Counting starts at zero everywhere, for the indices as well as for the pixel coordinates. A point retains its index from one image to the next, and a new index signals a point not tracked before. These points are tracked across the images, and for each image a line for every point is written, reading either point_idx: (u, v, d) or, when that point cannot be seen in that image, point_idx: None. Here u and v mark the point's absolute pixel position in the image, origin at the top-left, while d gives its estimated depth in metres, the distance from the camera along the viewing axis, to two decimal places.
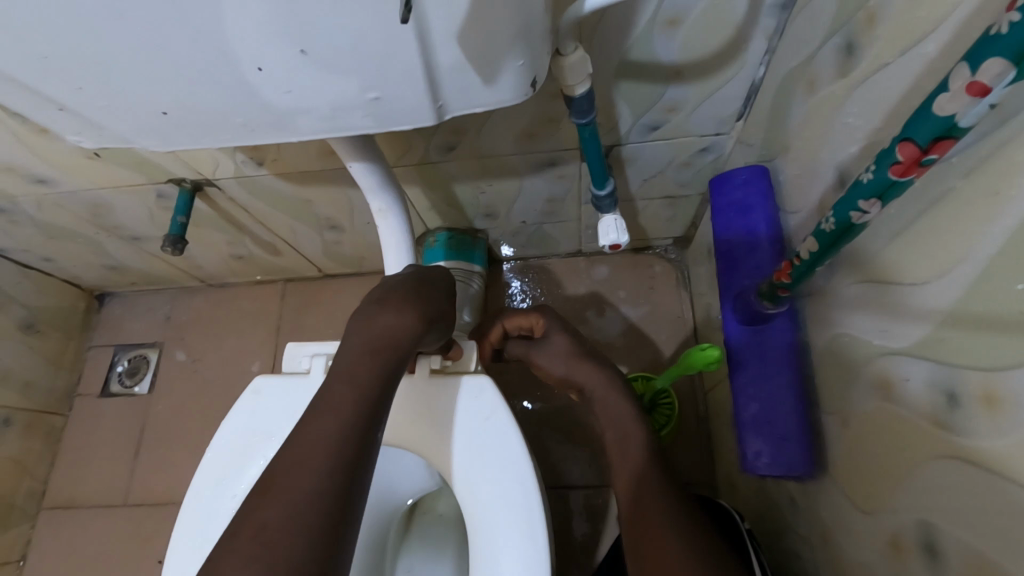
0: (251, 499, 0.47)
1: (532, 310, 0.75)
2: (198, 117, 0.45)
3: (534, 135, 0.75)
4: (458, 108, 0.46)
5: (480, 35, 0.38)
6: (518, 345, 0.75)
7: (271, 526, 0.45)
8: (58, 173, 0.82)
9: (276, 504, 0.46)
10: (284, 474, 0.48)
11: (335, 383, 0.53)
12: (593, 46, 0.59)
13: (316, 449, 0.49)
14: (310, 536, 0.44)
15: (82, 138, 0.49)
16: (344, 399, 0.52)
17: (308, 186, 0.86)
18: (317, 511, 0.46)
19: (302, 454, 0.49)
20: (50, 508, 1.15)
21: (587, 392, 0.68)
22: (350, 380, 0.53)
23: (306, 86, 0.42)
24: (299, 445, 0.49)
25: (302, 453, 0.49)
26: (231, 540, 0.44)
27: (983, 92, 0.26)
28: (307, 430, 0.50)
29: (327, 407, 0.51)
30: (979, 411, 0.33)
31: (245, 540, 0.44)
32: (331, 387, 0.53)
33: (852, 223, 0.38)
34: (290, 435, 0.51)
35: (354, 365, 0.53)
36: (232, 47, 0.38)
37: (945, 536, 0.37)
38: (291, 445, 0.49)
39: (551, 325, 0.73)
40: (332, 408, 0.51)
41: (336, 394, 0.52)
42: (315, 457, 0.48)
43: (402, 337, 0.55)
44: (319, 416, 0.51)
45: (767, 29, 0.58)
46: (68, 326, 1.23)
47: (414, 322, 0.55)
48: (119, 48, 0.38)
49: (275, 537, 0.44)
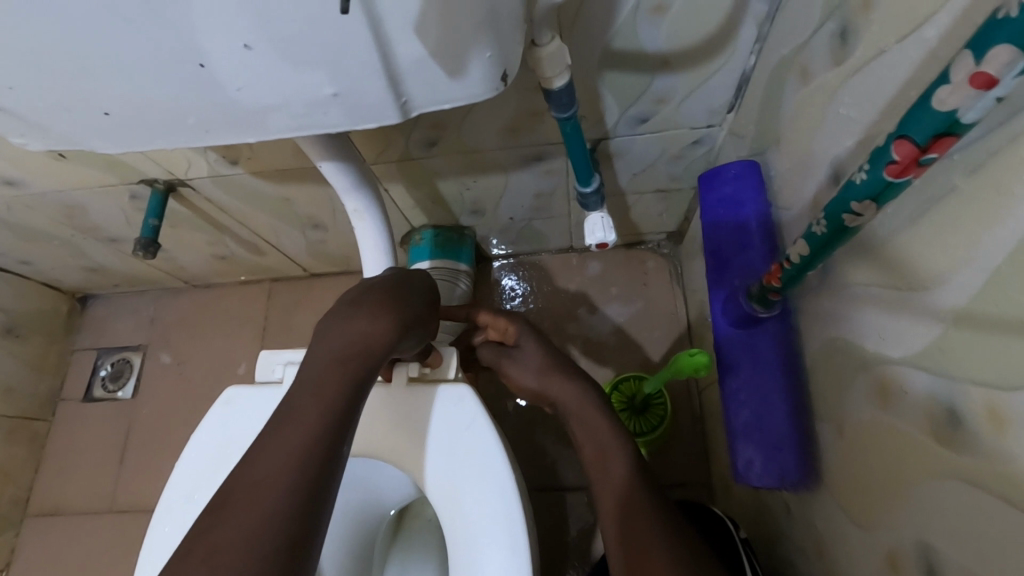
0: (206, 516, 0.45)
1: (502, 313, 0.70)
2: (145, 118, 0.43)
3: (517, 130, 0.72)
4: (424, 105, 0.43)
5: (439, 25, 0.35)
6: (487, 352, 0.71)
7: (223, 547, 0.42)
8: (26, 175, 0.80)
9: (231, 524, 0.44)
10: (241, 493, 0.45)
11: (301, 394, 0.50)
12: (574, 35, 0.56)
13: (277, 464, 0.46)
14: (265, 560, 0.42)
15: (26, 141, 0.46)
16: (310, 410, 0.49)
17: (286, 184, 0.83)
18: (273, 532, 0.44)
19: (262, 470, 0.46)
20: (34, 515, 1.13)
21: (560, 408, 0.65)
22: (318, 390, 0.50)
23: (258, 83, 0.39)
24: (261, 460, 0.47)
25: (262, 469, 0.46)
26: (181, 561, 0.42)
27: (989, 84, 0.23)
28: (268, 444, 0.48)
29: (291, 420, 0.49)
30: (983, 429, 0.31)
31: (196, 562, 0.42)
32: (296, 398, 0.50)
33: (846, 226, 0.35)
34: (251, 449, 0.48)
35: (322, 375, 0.51)
36: (170, 43, 0.35)
37: (945, 560, 0.34)
38: (251, 461, 0.47)
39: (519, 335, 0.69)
40: (297, 419, 0.49)
41: (301, 406, 0.50)
42: (276, 474, 0.46)
43: (375, 345, 0.52)
44: (282, 429, 0.49)
45: (758, 15, 0.55)
46: (49, 330, 1.20)
47: (387, 330, 0.53)
48: (47, 45, 0.35)
49: (228, 560, 0.42)
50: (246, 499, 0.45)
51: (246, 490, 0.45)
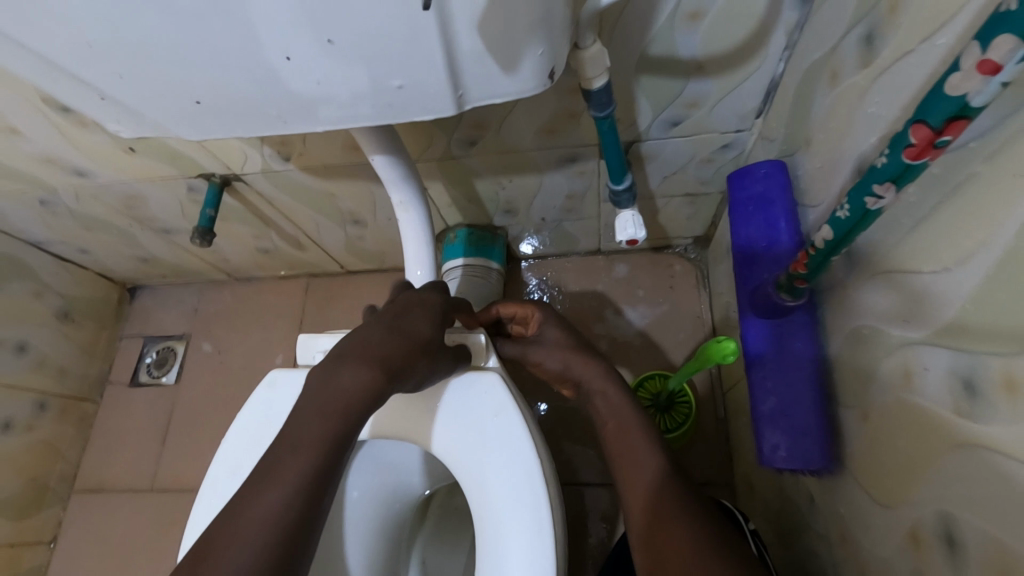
0: (187, 563, 0.47)
1: (529, 300, 0.74)
2: (230, 107, 0.48)
3: (553, 131, 0.76)
4: (477, 98, 0.48)
5: (499, 25, 0.40)
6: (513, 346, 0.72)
7: None
8: (97, 166, 0.86)
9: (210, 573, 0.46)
10: (221, 543, 0.47)
11: (286, 445, 0.52)
12: (613, 40, 0.60)
13: (256, 517, 0.48)
14: None
15: (121, 126, 0.52)
16: (292, 462, 0.51)
17: (332, 180, 0.88)
18: None
19: (238, 524, 0.48)
20: (81, 491, 1.19)
21: (585, 387, 0.67)
22: (299, 443, 0.52)
23: (332, 75, 0.44)
24: (244, 507, 0.49)
25: (241, 523, 0.48)
26: None
27: (995, 70, 0.26)
28: (252, 494, 0.50)
29: (276, 471, 0.51)
30: (999, 397, 0.33)
31: None
32: (283, 448, 0.52)
33: (867, 210, 0.38)
34: (240, 493, 0.51)
35: (305, 426, 0.53)
36: (264, 38, 0.40)
37: (962, 526, 0.36)
38: (237, 506, 0.49)
39: (546, 321, 0.72)
40: (278, 473, 0.51)
41: (284, 458, 0.51)
42: (253, 526, 0.48)
43: (357, 398, 0.54)
44: (264, 479, 0.51)
45: (789, 22, 0.58)
46: (101, 317, 1.27)
47: (369, 386, 0.54)
48: (158, 40, 0.40)
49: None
50: (225, 547, 0.47)
51: (227, 539, 0.48)
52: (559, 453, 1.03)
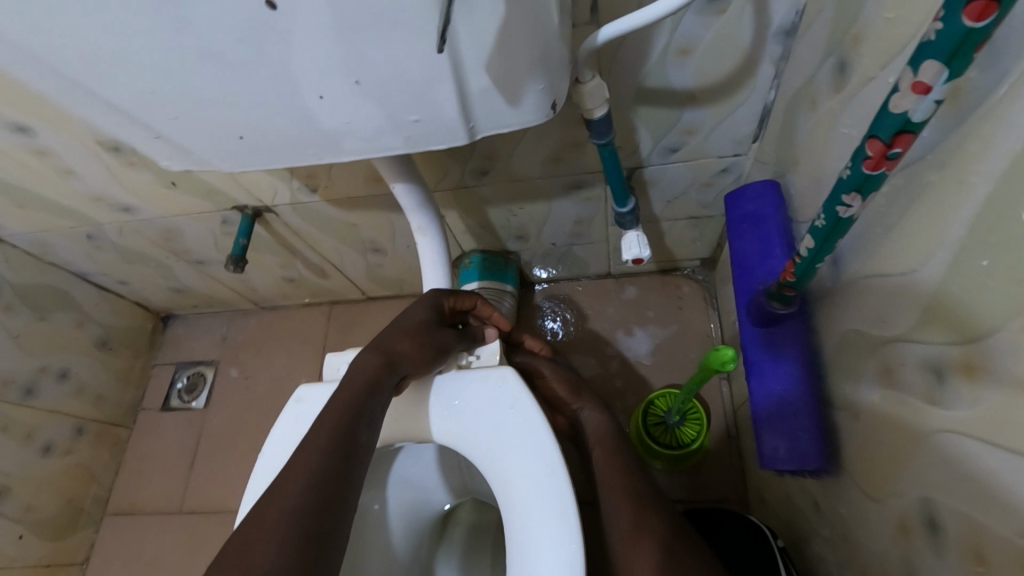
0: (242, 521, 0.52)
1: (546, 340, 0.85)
2: (266, 142, 0.54)
3: (560, 159, 0.81)
4: (486, 129, 0.53)
5: (504, 64, 0.45)
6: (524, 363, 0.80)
7: (254, 536, 0.49)
8: (140, 202, 0.94)
9: (262, 516, 0.51)
10: (271, 495, 0.53)
11: (315, 424, 0.59)
12: (611, 76, 0.66)
13: (301, 467, 0.54)
14: (281, 546, 0.48)
15: (172, 162, 0.59)
16: (325, 425, 0.58)
17: (355, 211, 0.94)
18: (293, 521, 0.50)
19: (284, 478, 0.54)
20: (113, 514, 1.23)
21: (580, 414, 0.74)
22: (326, 414, 0.59)
23: (356, 112, 0.50)
24: (290, 466, 0.55)
25: (285, 477, 0.54)
26: (220, 554, 0.49)
27: (926, 90, 0.30)
28: (294, 456, 0.56)
29: (312, 435, 0.58)
30: (962, 382, 0.36)
31: (231, 550, 0.48)
32: (311, 428, 0.59)
33: (840, 218, 0.42)
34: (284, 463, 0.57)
35: (334, 401, 0.60)
36: (300, 82, 0.46)
37: (942, 509, 0.39)
38: (278, 478, 0.55)
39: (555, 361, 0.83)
40: (314, 437, 0.57)
41: (317, 426, 0.58)
42: (297, 473, 0.54)
43: (365, 377, 0.62)
44: (304, 443, 0.57)
45: (774, 55, 0.63)
46: (136, 345, 1.34)
47: (374, 366, 0.63)
48: (207, 84, 0.47)
49: (253, 542, 0.48)
50: (274, 496, 0.52)
51: (271, 496, 0.53)
52: (575, 471, 1.04)
